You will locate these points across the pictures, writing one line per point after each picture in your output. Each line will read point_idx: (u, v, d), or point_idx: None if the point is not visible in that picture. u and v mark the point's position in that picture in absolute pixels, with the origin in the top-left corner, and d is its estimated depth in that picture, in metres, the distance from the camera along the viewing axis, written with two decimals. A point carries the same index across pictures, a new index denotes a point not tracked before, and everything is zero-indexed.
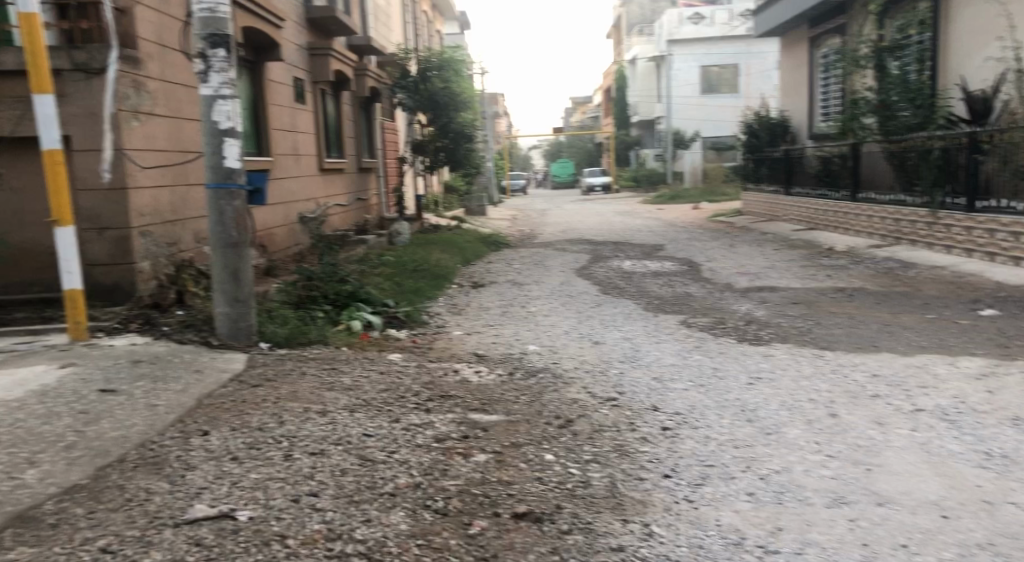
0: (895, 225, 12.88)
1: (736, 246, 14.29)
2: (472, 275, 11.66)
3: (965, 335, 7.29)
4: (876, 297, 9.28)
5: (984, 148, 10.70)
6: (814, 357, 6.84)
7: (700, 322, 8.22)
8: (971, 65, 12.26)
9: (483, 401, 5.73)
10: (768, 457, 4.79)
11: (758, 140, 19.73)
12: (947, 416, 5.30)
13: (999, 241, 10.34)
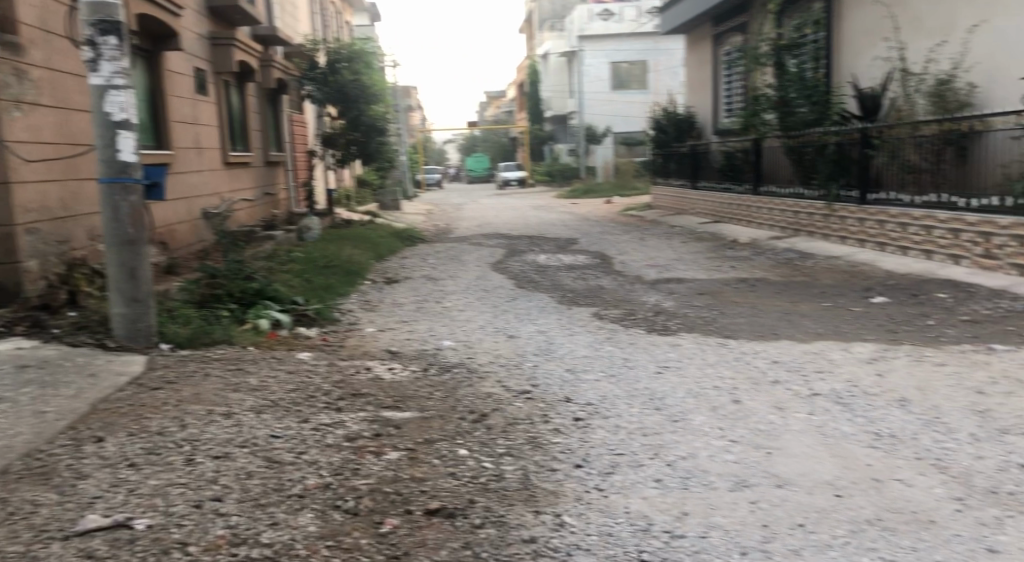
0: (795, 217, 13.40)
1: (646, 239, 14.62)
2: (386, 271, 11.54)
3: (858, 322, 7.65)
4: (776, 286, 9.65)
5: (873, 143, 11.22)
6: (719, 345, 7.06)
7: (612, 314, 8.38)
8: (862, 65, 12.92)
9: (396, 399, 5.69)
10: (675, 444, 4.92)
11: (666, 135, 20.18)
12: (841, 400, 5.55)
13: (888, 231, 10.88)
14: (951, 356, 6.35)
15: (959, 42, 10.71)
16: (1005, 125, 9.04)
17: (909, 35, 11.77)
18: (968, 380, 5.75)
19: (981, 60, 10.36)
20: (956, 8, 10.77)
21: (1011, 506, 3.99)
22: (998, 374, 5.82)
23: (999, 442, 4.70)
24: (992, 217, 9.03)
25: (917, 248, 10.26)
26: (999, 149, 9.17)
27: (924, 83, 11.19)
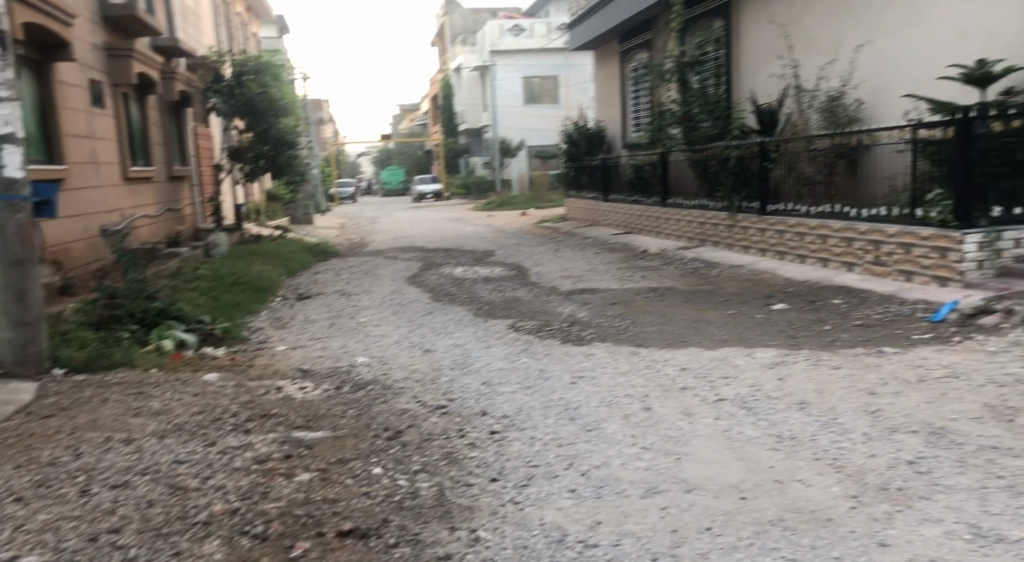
0: (701, 227, 13.81)
1: (561, 250, 14.84)
2: (297, 286, 11.35)
3: (761, 328, 7.94)
4: (685, 294, 9.93)
5: (772, 156, 11.68)
6: (631, 354, 7.21)
7: (527, 325, 8.45)
8: (759, 82, 13.51)
9: (308, 418, 5.60)
10: (589, 453, 4.99)
11: (578, 148, 20.54)
12: (746, 404, 5.74)
13: (787, 241, 11.33)
14: (845, 359, 6.65)
15: (848, 61, 11.28)
16: (890, 139, 9.55)
17: (801, 54, 12.35)
18: (861, 382, 6.03)
19: (867, 77, 10.94)
20: (843, 29, 11.36)
21: (900, 500, 4.21)
22: (888, 375, 6.12)
23: (889, 440, 4.95)
24: (881, 226, 9.51)
25: (815, 256, 10.72)
26: (886, 161, 9.68)
27: (817, 99, 11.74)
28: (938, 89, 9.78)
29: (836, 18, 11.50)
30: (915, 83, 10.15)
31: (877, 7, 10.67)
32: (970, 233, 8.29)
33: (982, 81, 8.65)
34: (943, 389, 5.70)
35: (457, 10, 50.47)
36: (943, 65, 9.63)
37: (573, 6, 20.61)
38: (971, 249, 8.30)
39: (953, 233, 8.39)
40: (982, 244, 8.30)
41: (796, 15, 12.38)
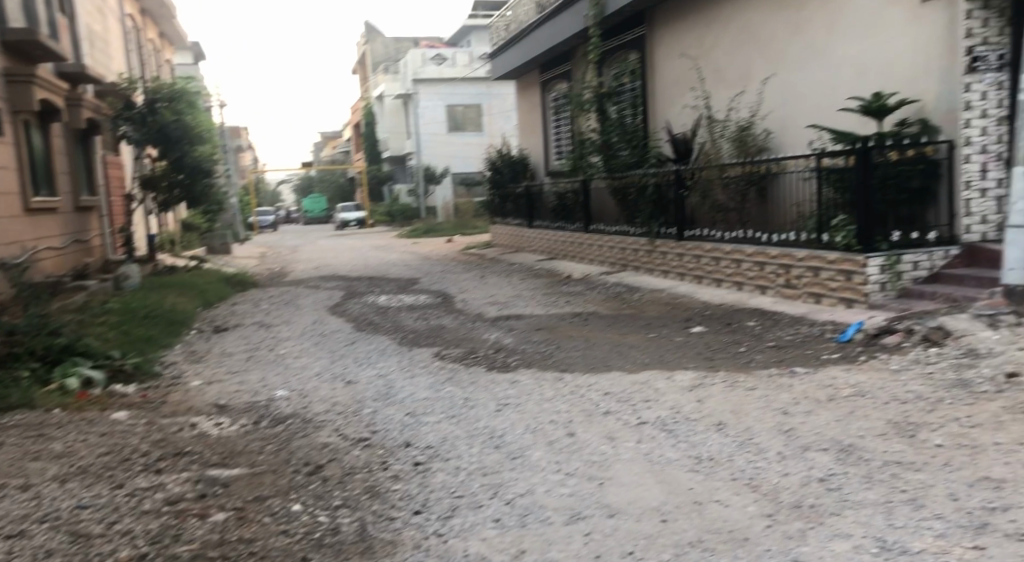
0: (622, 253, 14.06)
1: (486, 277, 14.88)
2: (214, 318, 11.07)
3: (680, 351, 8.11)
4: (607, 319, 10.06)
5: (687, 184, 12.01)
6: (555, 379, 7.25)
7: (453, 353, 8.43)
8: (673, 112, 13.94)
9: (224, 455, 5.44)
10: (513, 482, 4.99)
11: (502, 176, 20.74)
12: (667, 427, 5.83)
13: (704, 265, 11.63)
14: (761, 380, 6.82)
15: (756, 92, 11.76)
16: (797, 167, 9.93)
17: (712, 86, 12.82)
18: (775, 402, 6.20)
19: (775, 108, 11.39)
20: (752, 62, 11.83)
21: (813, 517, 4.33)
22: (800, 395, 6.31)
23: (802, 458, 5.10)
24: (791, 250, 9.85)
25: (730, 280, 11.03)
26: (794, 188, 10.05)
27: (728, 128, 12.16)
28: (838, 120, 10.26)
29: (745, 52, 11.97)
30: (818, 114, 10.61)
31: (782, 42, 11.16)
32: (872, 257, 8.66)
33: (878, 112, 9.09)
34: (851, 407, 5.91)
35: (378, 39, 50.48)
36: (843, 97, 10.09)
37: (495, 36, 20.84)
38: (874, 271, 8.66)
39: (858, 257, 8.75)
40: (883, 267, 8.68)
41: (708, 48, 12.85)
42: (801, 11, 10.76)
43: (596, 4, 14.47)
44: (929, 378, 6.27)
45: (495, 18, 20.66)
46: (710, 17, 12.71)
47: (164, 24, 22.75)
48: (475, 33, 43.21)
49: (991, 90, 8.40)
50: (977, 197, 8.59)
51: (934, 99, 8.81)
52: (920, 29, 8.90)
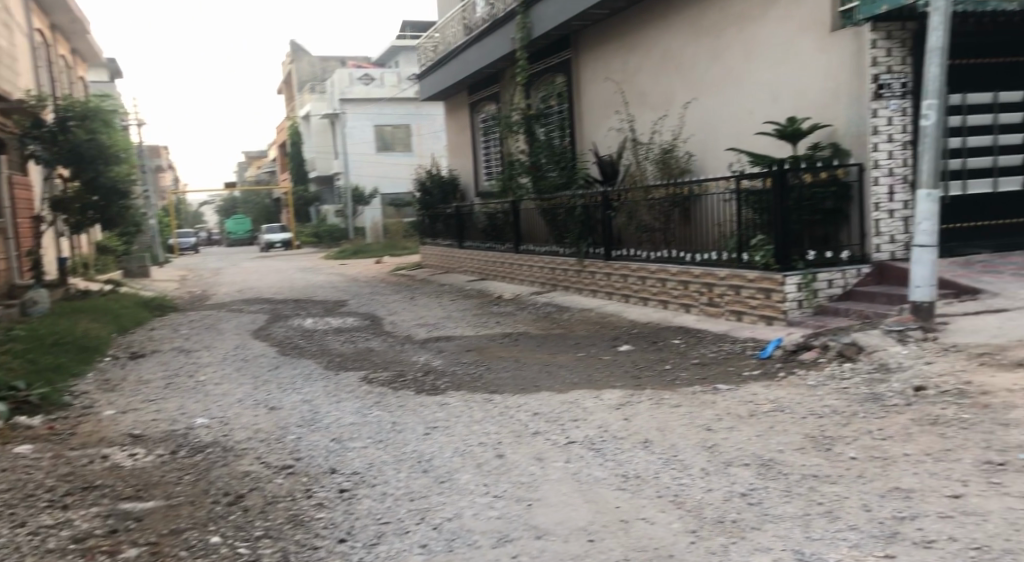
0: (551, 272, 14.16)
1: (416, 298, 14.79)
2: (130, 345, 10.69)
3: (608, 369, 8.19)
4: (536, 339, 10.11)
5: (614, 206, 12.18)
6: (485, 401, 7.22)
7: (381, 377, 8.31)
8: (600, 135, 14.21)
9: (138, 487, 5.26)
10: (441, 506, 4.94)
11: (431, 197, 20.58)
12: (594, 445, 5.88)
13: (631, 284, 11.80)
14: (685, 397, 6.93)
15: (677, 116, 12.09)
16: (717, 189, 10.17)
17: (636, 109, 13.13)
18: (698, 419, 6.31)
19: (696, 131, 11.71)
20: (673, 87, 12.16)
21: (734, 532, 4.41)
22: (722, 411, 6.44)
23: (725, 473, 5.20)
24: (713, 269, 10.08)
25: (656, 299, 11.22)
26: (715, 209, 10.29)
27: (651, 151, 12.43)
28: (755, 144, 10.60)
29: (666, 77, 12.29)
30: (736, 138, 10.95)
31: (701, 67, 11.49)
32: (789, 275, 8.94)
33: (793, 136, 9.42)
34: (771, 422, 6.06)
35: (304, 58, 49.85)
36: (760, 122, 10.44)
37: (422, 58, 20.81)
38: (791, 289, 8.94)
39: (775, 275, 9.01)
40: (800, 285, 8.96)
41: (631, 73, 13.15)
42: (718, 38, 11.11)
43: (522, 27, 14.69)
44: (845, 392, 6.48)
45: (424, 40, 20.62)
46: (633, 42, 13.03)
47: (74, 40, 22.01)
48: (403, 54, 43.21)
49: (896, 116, 8.87)
50: (885, 218, 9.01)
51: (844, 125, 9.17)
52: (829, 57, 9.26)
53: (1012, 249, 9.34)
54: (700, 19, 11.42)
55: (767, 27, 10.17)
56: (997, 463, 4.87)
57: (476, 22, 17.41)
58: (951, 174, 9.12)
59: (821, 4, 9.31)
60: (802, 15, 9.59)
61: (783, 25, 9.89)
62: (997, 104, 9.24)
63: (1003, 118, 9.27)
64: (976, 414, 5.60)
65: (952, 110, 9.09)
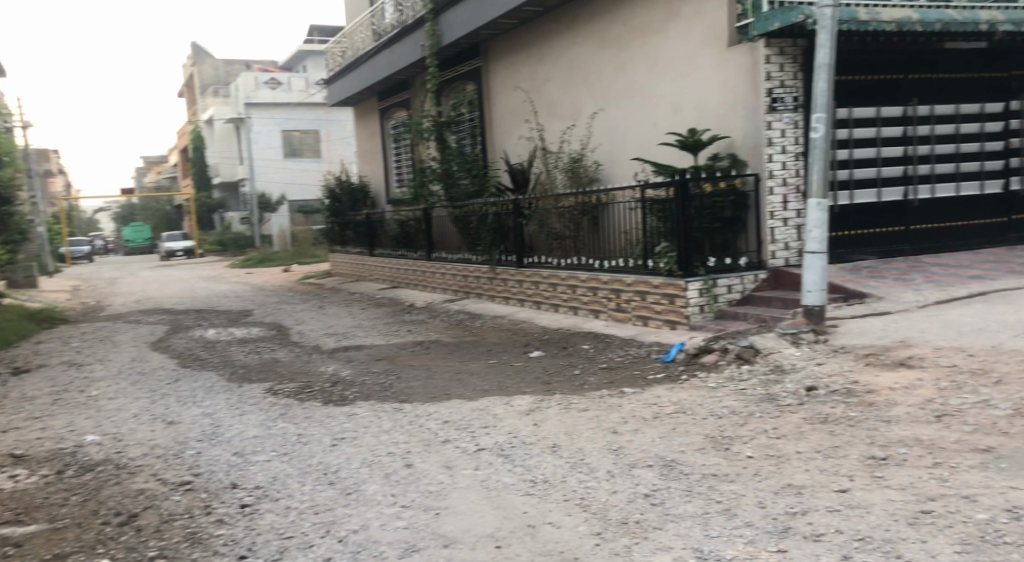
0: (464, 280, 14.16)
1: (325, 307, 14.53)
2: (14, 360, 10.14)
3: (517, 376, 8.24)
4: (447, 347, 10.09)
5: (525, 213, 12.23)
6: (395, 411, 7.15)
7: (287, 388, 8.13)
8: (511, 143, 14.41)
9: (20, 511, 5.00)
10: (347, 518, 4.87)
11: (341, 204, 20.29)
12: (503, 452, 5.90)
13: (542, 290, 11.93)
14: (592, 401, 7.04)
15: (586, 126, 12.34)
16: (624, 198, 10.27)
17: (545, 118, 13.38)
18: (605, 422, 6.43)
19: (603, 141, 11.97)
20: (580, 97, 12.40)
21: (637, 533, 4.50)
22: (628, 414, 6.57)
23: (630, 475, 5.31)
24: (619, 275, 10.28)
25: (566, 305, 11.37)
26: (621, 217, 10.39)
27: (561, 160, 12.62)
28: (659, 154, 10.90)
29: (573, 87, 12.53)
30: (640, 148, 11.24)
31: (608, 78, 11.74)
32: (691, 281, 9.19)
33: (694, 147, 9.72)
34: (674, 424, 6.22)
35: (206, 61, 48.39)
36: (662, 132, 10.75)
37: (330, 62, 20.51)
38: (694, 294, 9.20)
39: (679, 281, 9.26)
40: (701, 290, 9.23)
41: (540, 82, 13.35)
42: (622, 51, 11.38)
43: (432, 35, 14.70)
44: (743, 393, 6.72)
45: (331, 44, 20.34)
46: (542, 52, 13.22)
47: None
48: (310, 59, 42.53)
49: (788, 128, 9.28)
50: (780, 226, 9.40)
51: (741, 136, 9.54)
52: (727, 71, 9.61)
53: (895, 254, 9.87)
54: (606, 30, 11.67)
55: (669, 41, 10.48)
56: (880, 458, 5.13)
57: (384, 28, 17.33)
58: (840, 185, 9.59)
59: (718, 20, 9.64)
60: (702, 30, 9.92)
61: (684, 39, 10.20)
62: (880, 118, 9.74)
63: (886, 132, 9.78)
64: (862, 412, 5.89)
65: (839, 123, 9.55)
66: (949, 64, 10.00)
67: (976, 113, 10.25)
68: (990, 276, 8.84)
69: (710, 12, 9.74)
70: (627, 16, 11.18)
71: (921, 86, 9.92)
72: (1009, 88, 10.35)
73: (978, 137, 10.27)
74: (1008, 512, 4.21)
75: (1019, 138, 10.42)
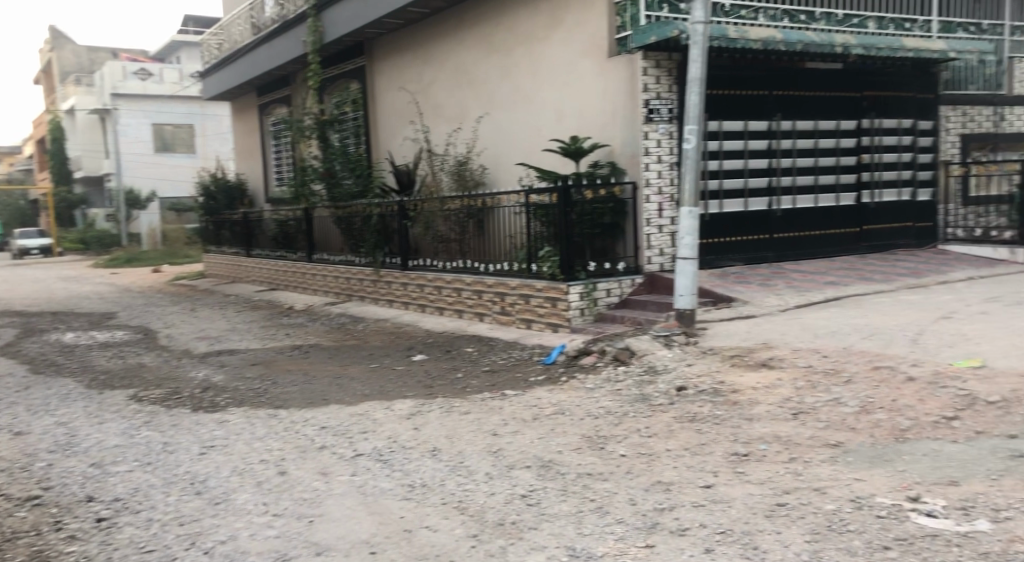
0: (347, 283, 13.92)
1: (198, 310, 13.96)
2: None
3: (398, 380, 8.17)
4: (327, 351, 9.89)
5: (410, 215, 12.14)
6: (269, 417, 6.95)
7: (153, 395, 7.76)
8: (396, 144, 14.31)
9: None
10: (214, 529, 4.69)
11: (216, 202, 19.58)
12: (381, 457, 5.84)
13: (427, 293, 11.89)
14: (474, 405, 7.05)
15: (471, 129, 12.40)
16: (509, 202, 10.31)
17: (431, 120, 13.36)
18: (485, 424, 6.46)
19: (488, 145, 12.06)
20: (465, 101, 12.46)
21: (513, 534, 4.54)
22: (508, 416, 6.63)
23: (507, 477, 5.35)
24: (504, 279, 10.35)
25: (451, 308, 11.37)
26: (506, 221, 10.43)
27: (446, 162, 12.63)
28: (542, 160, 11.07)
29: (459, 91, 12.57)
30: (524, 153, 11.39)
31: (492, 83, 11.85)
32: (572, 285, 9.36)
33: (575, 154, 9.93)
34: (552, 425, 6.32)
35: (67, 47, 45.65)
36: (546, 139, 10.92)
37: (206, 55, 19.77)
38: (575, 298, 9.37)
39: (560, 285, 9.41)
40: (582, 293, 9.40)
41: (426, 84, 13.32)
42: (506, 56, 11.50)
43: (314, 30, 14.42)
44: (618, 394, 6.90)
45: (207, 35, 19.61)
46: (427, 54, 13.19)
47: None
48: (184, 50, 40.88)
49: (663, 138, 9.60)
50: (656, 232, 9.72)
51: (620, 145, 9.81)
52: (607, 82, 9.86)
53: (760, 261, 10.38)
54: (490, 36, 11.77)
55: (552, 49, 10.66)
56: (742, 454, 5.38)
57: (264, 22, 16.86)
58: (709, 194, 10.04)
59: (599, 31, 9.89)
60: (583, 40, 10.15)
61: (567, 48, 10.42)
62: (747, 131, 10.22)
63: (752, 145, 10.28)
64: (727, 411, 6.15)
65: (710, 135, 9.98)
66: (809, 83, 10.63)
67: (832, 130, 10.88)
68: (844, 282, 9.44)
69: (591, 23, 9.98)
70: (512, 22, 11.31)
71: (783, 102, 10.47)
72: (861, 107, 11.05)
73: (834, 152, 10.91)
74: (853, 502, 4.50)
75: (869, 154, 11.13)
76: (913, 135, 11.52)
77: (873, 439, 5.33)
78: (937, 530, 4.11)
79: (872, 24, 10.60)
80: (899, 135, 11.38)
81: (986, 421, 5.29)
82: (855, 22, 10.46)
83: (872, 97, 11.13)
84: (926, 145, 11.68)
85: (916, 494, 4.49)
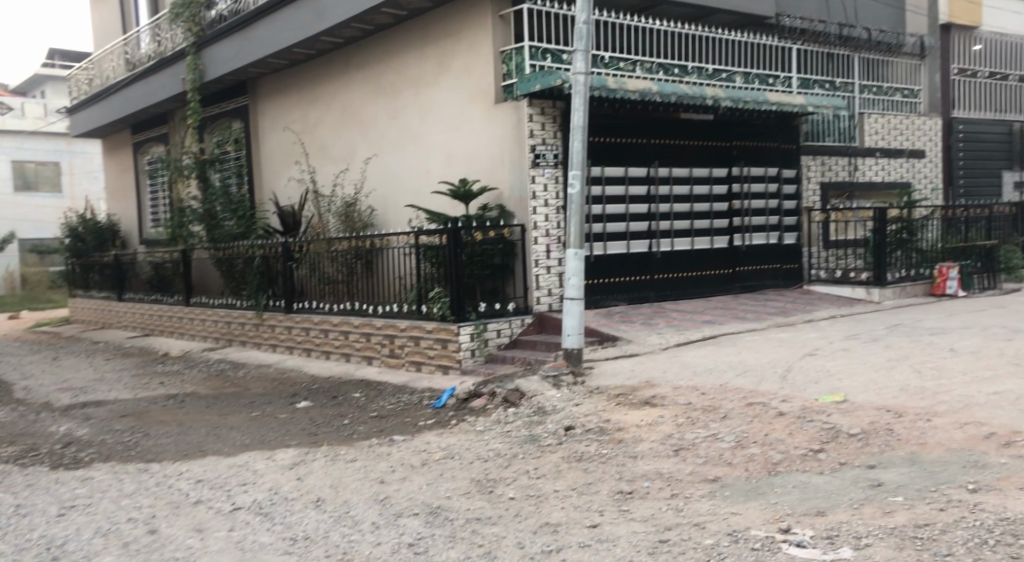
0: (227, 327, 13.43)
1: (61, 359, 13.11)
2: None
3: (282, 428, 7.91)
4: (204, 399, 9.48)
5: (295, 256, 11.88)
6: (139, 472, 6.58)
7: (6, 453, 7.22)
8: (280, 185, 14.03)
9: None
10: None
11: (84, 244, 18.60)
12: (261, 510, 5.62)
13: (312, 337, 11.62)
14: (360, 452, 6.90)
15: (359, 170, 12.31)
16: (397, 243, 10.25)
17: (316, 161, 13.19)
18: (372, 472, 6.33)
19: (376, 187, 12.01)
20: (352, 142, 12.39)
21: None
22: (396, 463, 6.52)
23: (394, 525, 5.24)
24: (393, 321, 10.23)
25: (338, 352, 11.14)
26: (395, 262, 10.33)
27: (333, 204, 12.46)
28: (431, 202, 11.09)
29: (345, 132, 12.50)
30: (413, 195, 11.39)
31: (380, 126, 11.85)
32: (463, 325, 9.32)
33: (464, 197, 9.98)
34: (441, 470, 6.26)
35: None
36: (435, 181, 10.97)
37: (74, 90, 18.92)
38: (465, 338, 9.33)
39: (451, 326, 9.36)
40: (472, 335, 9.37)
41: (311, 125, 13.19)
42: (394, 99, 11.55)
43: (194, 68, 14.09)
44: (507, 436, 6.92)
45: (76, 70, 18.81)
46: (312, 96, 13.09)
47: None
48: (49, 84, 39.12)
49: (550, 182, 9.80)
50: (543, 273, 9.86)
51: (508, 188, 9.95)
52: (495, 126, 10.02)
53: (641, 302, 10.69)
54: (377, 79, 11.79)
55: (439, 94, 10.79)
56: (627, 492, 5.47)
57: (140, 59, 16.33)
58: (593, 237, 10.29)
59: (485, 78, 10.09)
60: (470, 86, 10.31)
61: (455, 92, 10.55)
62: (627, 177, 10.57)
63: (632, 190, 10.63)
64: (612, 449, 6.26)
65: (593, 180, 10.26)
66: (684, 132, 11.14)
67: (706, 177, 11.41)
68: (720, 321, 9.84)
69: (478, 69, 10.16)
70: (399, 66, 11.39)
71: (660, 150, 10.92)
72: (731, 156, 11.66)
73: (708, 198, 11.43)
74: (730, 535, 4.64)
75: (739, 200, 11.71)
76: (778, 183, 12.21)
77: (748, 473, 5.53)
78: (806, 559, 4.27)
79: (739, 79, 11.37)
80: (766, 182, 12.04)
81: (848, 453, 5.58)
82: (724, 76, 11.20)
83: (740, 146, 11.76)
84: (790, 192, 12.40)
85: (787, 526, 4.67)
